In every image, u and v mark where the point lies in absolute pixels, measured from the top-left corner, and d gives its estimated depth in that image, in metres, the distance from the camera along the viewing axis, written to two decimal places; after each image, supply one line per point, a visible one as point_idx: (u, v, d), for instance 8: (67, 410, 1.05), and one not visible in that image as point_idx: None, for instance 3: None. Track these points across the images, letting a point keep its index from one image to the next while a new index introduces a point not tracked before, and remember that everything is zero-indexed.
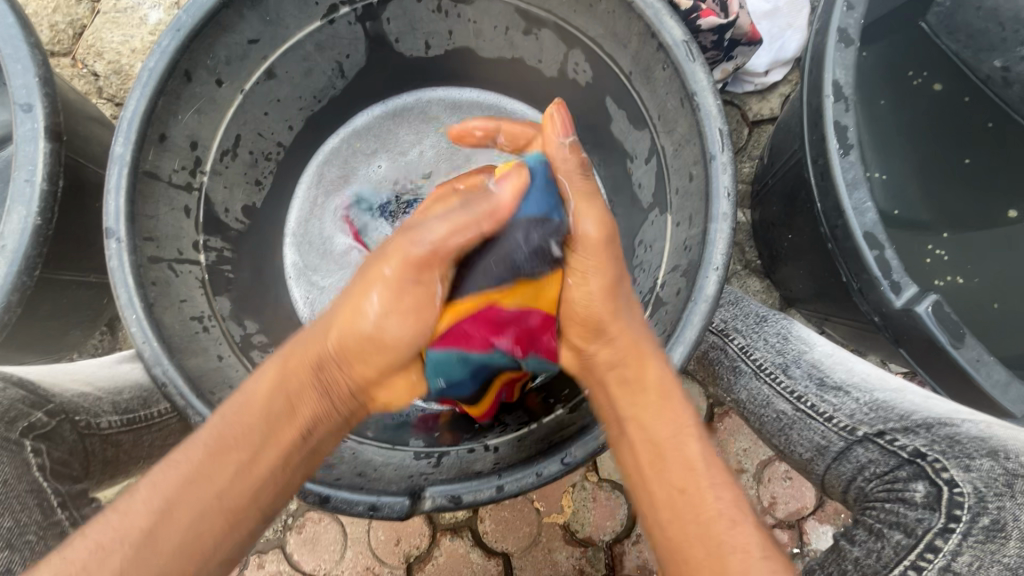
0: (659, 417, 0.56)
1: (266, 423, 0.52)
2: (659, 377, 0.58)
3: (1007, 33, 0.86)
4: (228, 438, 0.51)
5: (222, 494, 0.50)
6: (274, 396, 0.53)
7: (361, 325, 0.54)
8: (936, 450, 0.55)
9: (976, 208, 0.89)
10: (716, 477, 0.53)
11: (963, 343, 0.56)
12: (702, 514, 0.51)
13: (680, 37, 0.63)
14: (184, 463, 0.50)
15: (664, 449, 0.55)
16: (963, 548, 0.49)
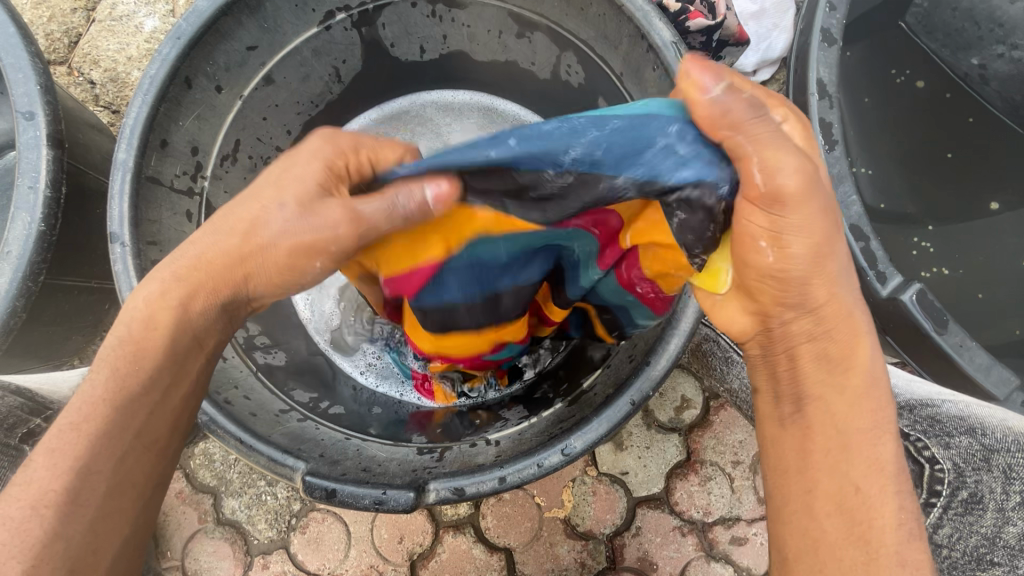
0: (836, 406, 0.48)
1: (173, 361, 0.52)
2: (869, 362, 0.49)
3: (983, 33, 0.89)
4: (131, 387, 0.49)
5: (141, 433, 0.50)
6: (176, 335, 0.52)
7: (266, 258, 0.52)
8: (919, 429, 0.60)
9: (959, 201, 0.92)
10: (900, 483, 0.47)
11: (946, 329, 0.58)
12: (875, 518, 0.45)
13: (669, 39, 0.65)
14: (92, 416, 0.48)
15: (852, 443, 0.48)
16: (944, 522, 0.57)
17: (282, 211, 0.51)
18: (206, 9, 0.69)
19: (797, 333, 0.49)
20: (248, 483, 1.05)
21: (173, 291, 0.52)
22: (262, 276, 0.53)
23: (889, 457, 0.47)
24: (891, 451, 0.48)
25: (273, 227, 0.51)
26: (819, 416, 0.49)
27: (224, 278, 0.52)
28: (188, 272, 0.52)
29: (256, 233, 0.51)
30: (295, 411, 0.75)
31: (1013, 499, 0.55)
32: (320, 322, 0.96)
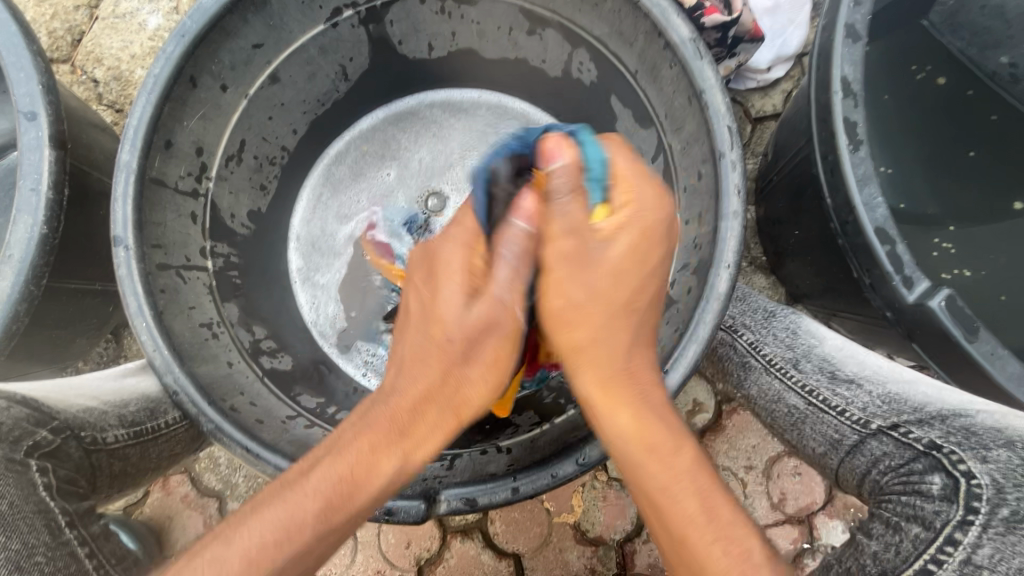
0: (647, 470, 0.50)
1: (373, 483, 0.49)
2: (657, 395, 0.52)
3: (1013, 31, 0.88)
4: (338, 513, 0.48)
5: (324, 553, 0.48)
6: (381, 466, 0.49)
7: (472, 379, 0.53)
8: (952, 442, 0.52)
9: (981, 201, 0.89)
10: (709, 488, 0.49)
11: (977, 337, 0.56)
12: (693, 524, 0.47)
13: (687, 35, 0.63)
14: (297, 529, 0.46)
15: (656, 452, 0.50)
16: (984, 540, 0.45)
17: (465, 330, 0.52)
18: (211, 6, 0.67)
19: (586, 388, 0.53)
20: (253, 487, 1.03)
21: (369, 421, 0.51)
22: (468, 390, 0.53)
23: (685, 466, 0.50)
24: (693, 461, 0.50)
25: (474, 353, 0.53)
26: (643, 480, 0.50)
27: (433, 404, 0.52)
28: (400, 404, 0.51)
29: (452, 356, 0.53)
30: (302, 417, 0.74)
31: None
32: (325, 326, 0.93)
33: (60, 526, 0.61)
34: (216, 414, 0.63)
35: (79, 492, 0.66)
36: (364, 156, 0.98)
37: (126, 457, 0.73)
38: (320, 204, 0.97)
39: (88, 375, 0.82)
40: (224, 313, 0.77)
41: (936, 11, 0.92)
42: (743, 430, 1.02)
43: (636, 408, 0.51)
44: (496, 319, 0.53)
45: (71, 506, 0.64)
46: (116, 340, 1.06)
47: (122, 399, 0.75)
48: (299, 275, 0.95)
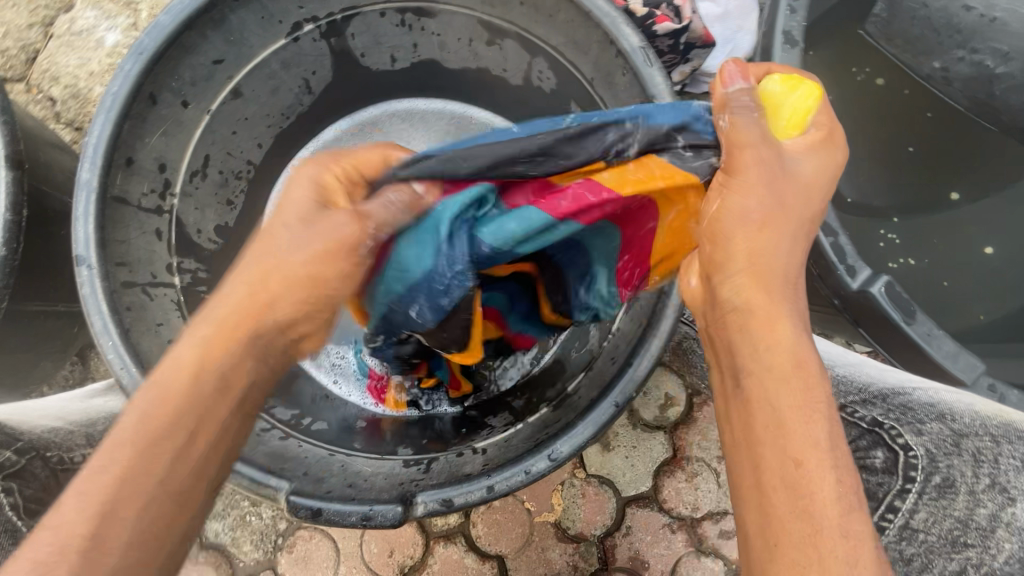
0: (778, 387, 0.44)
1: (198, 405, 0.46)
2: (794, 345, 0.45)
3: (942, 38, 0.87)
4: (157, 427, 0.45)
5: (166, 479, 0.44)
6: (201, 373, 0.47)
7: (288, 271, 0.50)
8: (891, 418, 0.58)
9: (921, 192, 0.95)
10: (838, 460, 0.42)
11: (915, 319, 0.60)
12: (806, 495, 0.41)
13: (637, 44, 0.66)
14: (127, 468, 0.43)
15: (785, 423, 0.43)
16: (919, 506, 0.55)
17: (292, 234, 0.51)
18: (168, 23, 0.67)
19: (740, 297, 0.46)
20: (231, 504, 1.02)
21: (196, 330, 0.49)
22: (289, 300, 0.50)
23: (819, 438, 0.42)
24: (828, 430, 0.43)
25: (287, 254, 0.51)
26: (760, 391, 0.45)
27: (257, 322, 0.50)
28: (216, 329, 0.49)
29: (268, 275, 0.50)
30: (277, 429, 0.73)
31: (982, 483, 0.52)
32: None
33: None
34: None
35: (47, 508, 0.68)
36: None
37: None
38: None
39: (48, 402, 0.78)
40: None
41: (871, 21, 0.94)
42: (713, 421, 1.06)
43: (798, 333, 0.46)
44: (337, 221, 0.51)
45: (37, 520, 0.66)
46: (82, 362, 1.03)
47: (89, 417, 0.71)
48: None
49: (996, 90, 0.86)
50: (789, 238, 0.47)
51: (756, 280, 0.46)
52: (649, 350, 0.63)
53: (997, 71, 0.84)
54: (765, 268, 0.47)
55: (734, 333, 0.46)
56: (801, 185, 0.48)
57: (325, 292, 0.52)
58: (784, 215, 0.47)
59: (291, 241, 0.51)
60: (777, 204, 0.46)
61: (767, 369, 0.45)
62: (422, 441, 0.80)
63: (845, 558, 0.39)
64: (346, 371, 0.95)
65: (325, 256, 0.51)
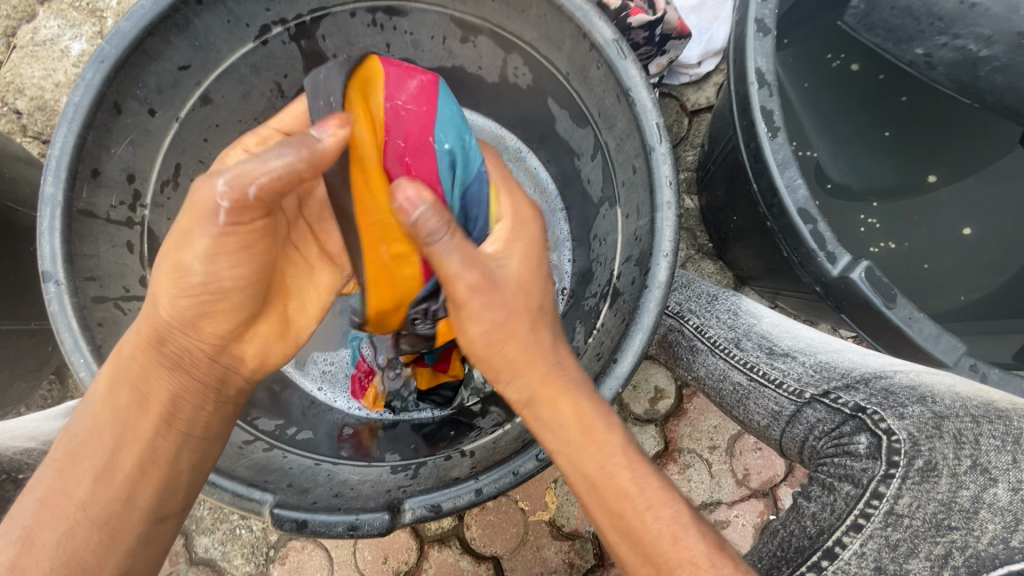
0: (582, 454, 0.51)
1: (116, 428, 0.52)
2: (575, 410, 0.52)
3: (923, 27, 0.92)
4: (81, 454, 0.51)
5: (87, 505, 0.50)
6: (113, 396, 0.53)
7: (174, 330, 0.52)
8: (874, 403, 0.57)
9: (901, 176, 0.96)
10: (651, 497, 0.49)
11: (896, 303, 0.61)
12: (644, 537, 0.48)
13: (610, 36, 0.66)
14: (53, 501, 0.49)
15: (596, 481, 0.50)
16: (903, 491, 0.50)
17: (213, 273, 0.50)
18: (130, 30, 0.65)
19: (525, 391, 0.54)
20: (220, 518, 1.00)
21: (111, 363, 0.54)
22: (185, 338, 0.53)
23: (629, 477, 0.50)
24: (633, 472, 0.50)
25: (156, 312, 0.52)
26: (586, 465, 0.51)
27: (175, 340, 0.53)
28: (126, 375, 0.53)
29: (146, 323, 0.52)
30: (260, 441, 0.72)
31: (964, 464, 0.48)
32: None
33: None
34: None
35: None
36: None
37: None
38: None
39: (25, 419, 0.78)
40: None
41: (850, 14, 0.98)
42: (703, 412, 1.05)
43: (580, 403, 0.53)
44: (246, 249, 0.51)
45: None
46: (60, 381, 1.01)
47: None
48: None
49: (981, 72, 0.90)
50: (530, 334, 0.54)
51: (533, 372, 0.53)
52: (634, 344, 0.62)
53: (980, 55, 0.89)
54: (535, 355, 0.54)
55: (542, 431, 0.54)
56: (512, 288, 0.54)
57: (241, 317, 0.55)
58: (513, 328, 0.53)
59: (162, 296, 0.51)
60: (507, 313, 0.53)
61: (568, 442, 0.52)
62: (410, 446, 0.79)
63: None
64: (335, 376, 0.94)
65: (191, 313, 0.51)
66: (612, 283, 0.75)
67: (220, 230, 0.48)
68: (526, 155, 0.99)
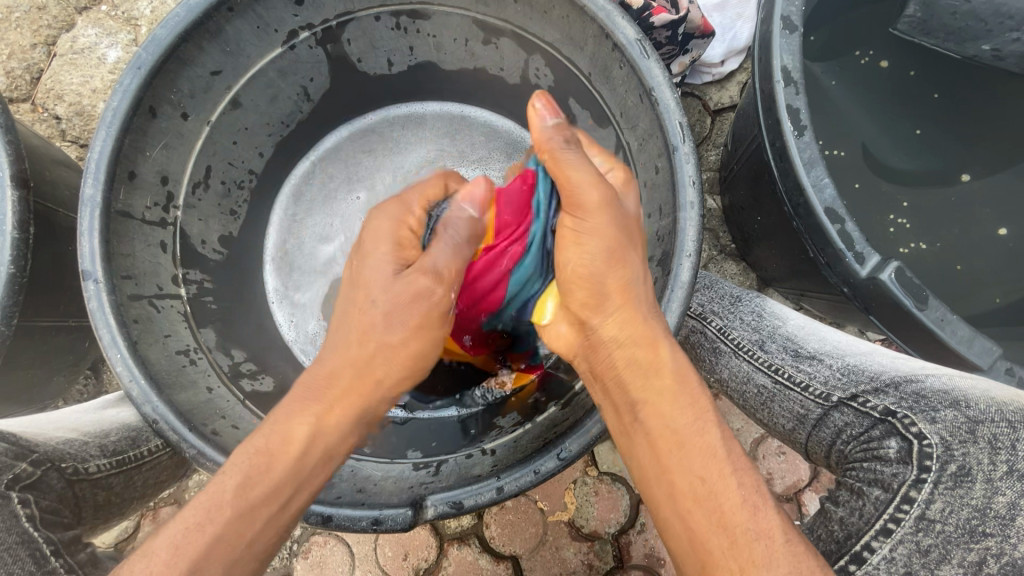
0: (674, 410, 0.53)
1: (297, 466, 0.52)
2: (675, 363, 0.55)
3: (991, 26, 0.88)
4: (261, 488, 0.50)
5: (253, 542, 0.49)
6: (316, 447, 0.54)
7: (387, 357, 0.59)
8: (905, 407, 0.56)
9: (933, 174, 0.94)
10: (739, 464, 0.50)
11: (927, 304, 0.60)
12: (724, 502, 0.48)
13: (633, 36, 0.65)
14: (241, 517, 0.49)
15: (685, 440, 0.51)
16: (935, 496, 0.50)
17: (379, 295, 0.59)
18: (165, 37, 0.67)
19: (624, 335, 0.56)
20: None
21: (310, 404, 0.55)
22: (391, 378, 0.60)
23: (712, 442, 0.51)
24: (721, 439, 0.52)
25: (386, 330, 0.58)
26: (660, 423, 0.53)
27: (357, 388, 0.58)
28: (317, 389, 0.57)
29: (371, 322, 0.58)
30: None
31: (1000, 470, 0.49)
32: (306, 343, 0.94)
33: (45, 555, 0.61)
34: (199, 440, 0.63)
35: (64, 521, 0.65)
36: (332, 176, 0.99)
37: (110, 485, 0.73)
38: (295, 225, 0.98)
39: (63, 412, 0.82)
40: (201, 339, 0.78)
41: (904, 21, 0.95)
42: (725, 415, 1.03)
43: (676, 353, 0.55)
44: (428, 294, 0.60)
45: (57, 535, 0.63)
46: (96, 376, 1.04)
47: (104, 430, 0.76)
48: (276, 296, 0.96)
49: None
50: (638, 275, 0.57)
51: (636, 317, 0.56)
52: None
53: None
54: (631, 292, 0.56)
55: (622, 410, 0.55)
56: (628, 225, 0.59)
57: (416, 362, 0.61)
58: (615, 274, 0.56)
59: (390, 317, 0.58)
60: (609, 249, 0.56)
61: (663, 394, 0.54)
62: (431, 444, 0.80)
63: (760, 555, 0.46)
64: None
65: (420, 328, 0.60)
66: None
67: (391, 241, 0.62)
68: None
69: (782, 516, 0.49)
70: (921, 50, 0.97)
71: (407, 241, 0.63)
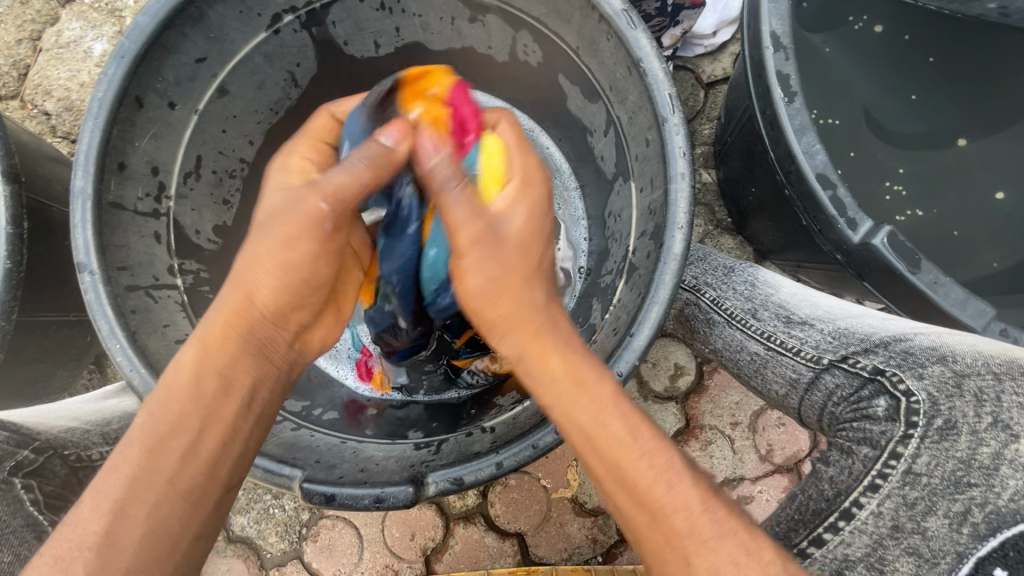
0: (578, 408, 0.48)
1: (198, 403, 0.49)
2: (565, 362, 0.49)
3: None
4: (163, 428, 0.48)
5: (174, 479, 0.47)
6: (201, 375, 0.50)
7: (259, 269, 0.50)
8: (892, 365, 0.56)
9: (928, 139, 0.93)
10: (648, 442, 0.48)
11: (920, 268, 0.60)
12: (641, 486, 0.46)
13: (619, 6, 0.64)
14: (154, 460, 0.47)
15: (595, 437, 0.48)
16: (921, 450, 0.51)
17: (262, 229, 0.51)
18: (147, 24, 0.67)
19: (520, 347, 0.50)
20: (254, 498, 1.04)
21: (196, 334, 0.51)
22: (269, 296, 0.51)
23: (620, 425, 0.48)
24: (623, 422, 0.48)
25: (258, 242, 0.50)
26: (567, 421, 0.49)
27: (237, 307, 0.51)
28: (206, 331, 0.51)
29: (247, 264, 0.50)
30: (288, 421, 0.75)
31: (984, 421, 0.49)
32: None
33: (50, 534, 0.66)
34: None
35: (71, 504, 0.70)
36: None
37: None
38: None
39: (66, 402, 0.82)
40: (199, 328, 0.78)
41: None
42: (724, 388, 1.04)
43: (567, 360, 0.49)
44: (291, 202, 0.50)
45: (62, 517, 0.68)
46: (99, 370, 1.05)
47: (104, 418, 0.74)
48: None
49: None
50: (525, 291, 0.50)
51: (525, 329, 0.50)
52: (649, 317, 0.62)
53: None
54: (517, 304, 0.50)
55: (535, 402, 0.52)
56: (512, 246, 0.51)
57: (297, 280, 0.51)
58: (510, 281, 0.50)
59: (258, 234, 0.51)
60: (503, 273, 0.50)
61: (560, 396, 0.49)
62: (432, 425, 0.81)
63: (686, 529, 0.45)
64: (338, 353, 0.94)
65: (287, 241, 0.49)
66: (627, 258, 0.75)
67: (284, 180, 0.55)
68: (539, 135, 0.99)
69: (699, 483, 0.47)
70: (916, 13, 0.95)
71: (301, 171, 0.56)
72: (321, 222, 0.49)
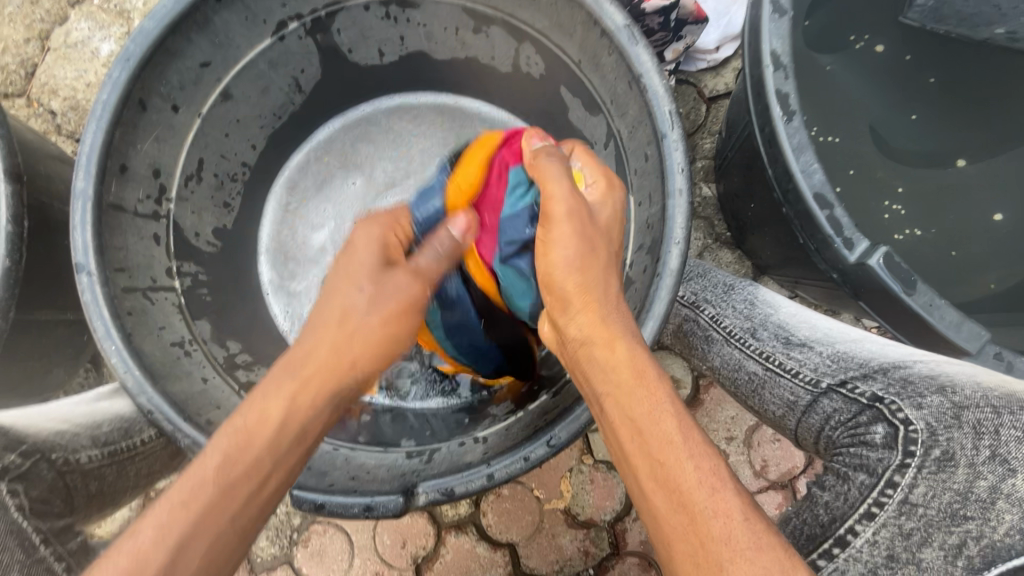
0: (631, 398, 0.51)
1: (273, 451, 0.51)
2: (630, 356, 0.53)
3: (1005, 10, 0.86)
4: (239, 471, 0.49)
5: (235, 519, 0.48)
6: (284, 428, 0.52)
7: (366, 337, 0.58)
8: (892, 393, 0.56)
9: (928, 159, 0.94)
10: (696, 446, 0.47)
11: (915, 290, 0.60)
12: (679, 484, 0.45)
13: (621, 22, 0.65)
14: (220, 505, 0.47)
15: (640, 423, 0.49)
16: (918, 480, 0.50)
17: (365, 300, 0.58)
18: (152, 29, 0.67)
19: (585, 330, 0.56)
20: None
21: (286, 387, 0.53)
22: (363, 357, 0.58)
23: (673, 425, 0.48)
24: (677, 424, 0.48)
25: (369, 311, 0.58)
26: (617, 412, 0.51)
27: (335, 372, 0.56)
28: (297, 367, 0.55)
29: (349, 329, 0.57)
30: None
31: (983, 454, 0.48)
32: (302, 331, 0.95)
33: (34, 544, 0.63)
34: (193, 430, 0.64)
35: (55, 511, 0.67)
36: (325, 166, 0.99)
37: (103, 476, 0.75)
38: (290, 212, 0.98)
39: (55, 404, 0.83)
40: (195, 330, 0.79)
41: (914, 10, 0.93)
42: (720, 403, 1.04)
43: (632, 352, 0.53)
44: (402, 282, 0.60)
45: (47, 525, 0.65)
46: (96, 369, 1.06)
47: (96, 421, 0.78)
48: (271, 287, 0.97)
49: None
50: (604, 274, 0.59)
51: (594, 312, 0.57)
52: (644, 331, 0.62)
53: None
54: (596, 301, 0.57)
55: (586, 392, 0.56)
56: (602, 230, 0.61)
57: (386, 342, 0.59)
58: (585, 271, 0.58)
59: (358, 299, 0.59)
60: (581, 256, 0.58)
61: (618, 384, 0.52)
62: (425, 433, 0.81)
63: (719, 536, 0.43)
64: None
65: (395, 318, 0.60)
66: (625, 271, 0.75)
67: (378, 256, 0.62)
68: None
69: (745, 495, 0.45)
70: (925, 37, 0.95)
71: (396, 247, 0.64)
72: (422, 297, 0.62)
